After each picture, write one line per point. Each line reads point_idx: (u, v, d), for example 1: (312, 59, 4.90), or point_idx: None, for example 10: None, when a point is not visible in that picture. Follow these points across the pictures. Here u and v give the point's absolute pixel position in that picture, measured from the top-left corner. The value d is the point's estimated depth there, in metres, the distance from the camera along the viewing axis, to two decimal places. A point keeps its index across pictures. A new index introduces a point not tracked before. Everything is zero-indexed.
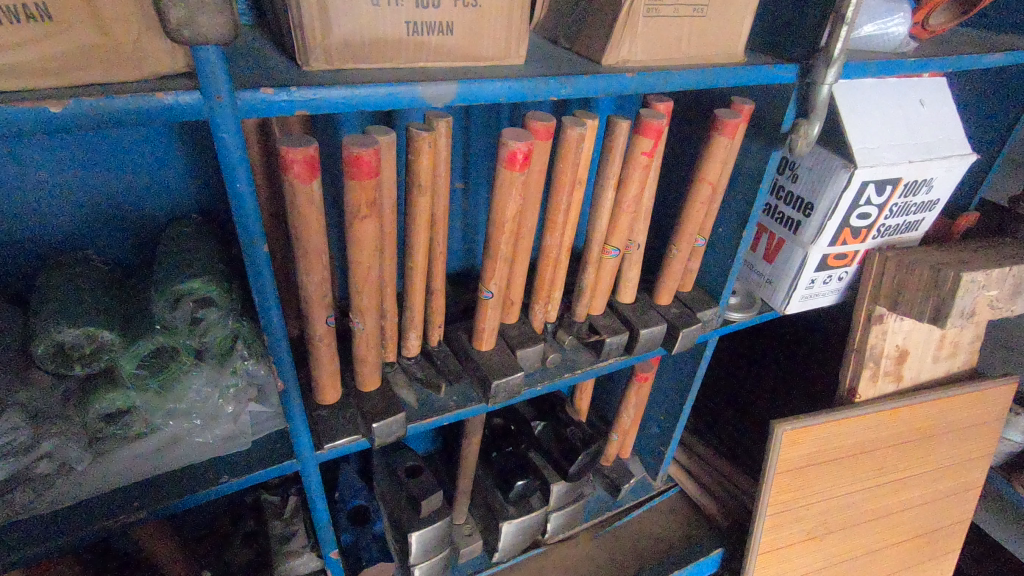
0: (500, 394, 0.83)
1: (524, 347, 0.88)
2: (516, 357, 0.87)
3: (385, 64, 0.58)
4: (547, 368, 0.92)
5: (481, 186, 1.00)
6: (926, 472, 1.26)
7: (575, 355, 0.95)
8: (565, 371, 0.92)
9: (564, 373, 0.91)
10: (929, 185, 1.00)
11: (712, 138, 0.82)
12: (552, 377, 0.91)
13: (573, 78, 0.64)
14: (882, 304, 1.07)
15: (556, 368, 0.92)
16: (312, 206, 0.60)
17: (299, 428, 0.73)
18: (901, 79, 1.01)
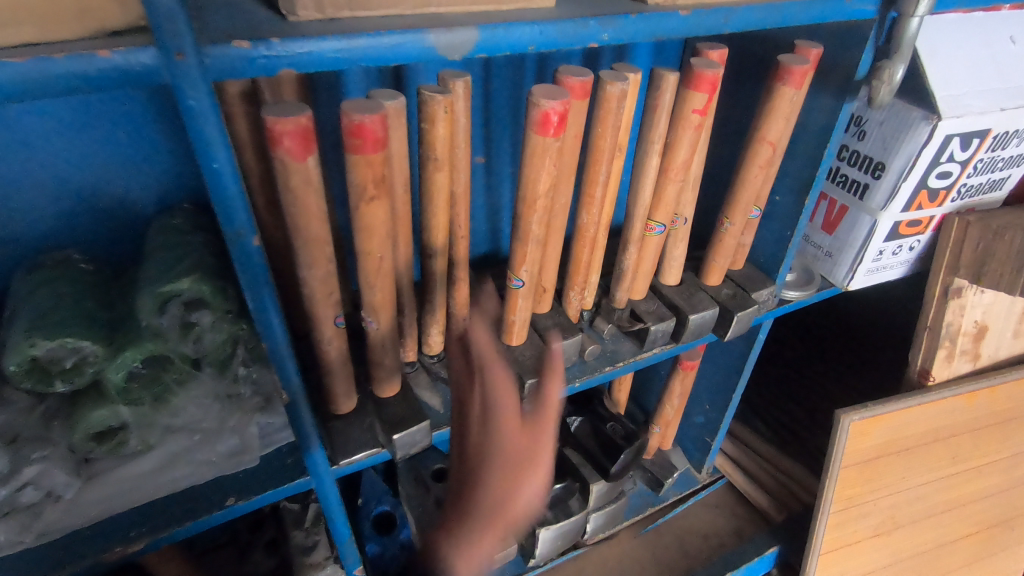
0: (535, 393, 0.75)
1: (561, 339, 0.77)
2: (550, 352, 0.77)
3: (387, 9, 0.47)
4: (584, 363, 0.82)
5: (505, 158, 0.90)
6: (1003, 459, 1.13)
7: (618, 345, 0.86)
8: (605, 366, 0.83)
9: (606, 367, 0.82)
10: (1020, 137, 0.87)
11: (775, 89, 0.70)
12: (593, 372, 0.82)
13: (616, 19, 0.53)
14: (963, 276, 0.94)
15: (596, 363, 0.82)
16: (310, 187, 0.50)
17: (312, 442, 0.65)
18: (988, 13, 0.86)
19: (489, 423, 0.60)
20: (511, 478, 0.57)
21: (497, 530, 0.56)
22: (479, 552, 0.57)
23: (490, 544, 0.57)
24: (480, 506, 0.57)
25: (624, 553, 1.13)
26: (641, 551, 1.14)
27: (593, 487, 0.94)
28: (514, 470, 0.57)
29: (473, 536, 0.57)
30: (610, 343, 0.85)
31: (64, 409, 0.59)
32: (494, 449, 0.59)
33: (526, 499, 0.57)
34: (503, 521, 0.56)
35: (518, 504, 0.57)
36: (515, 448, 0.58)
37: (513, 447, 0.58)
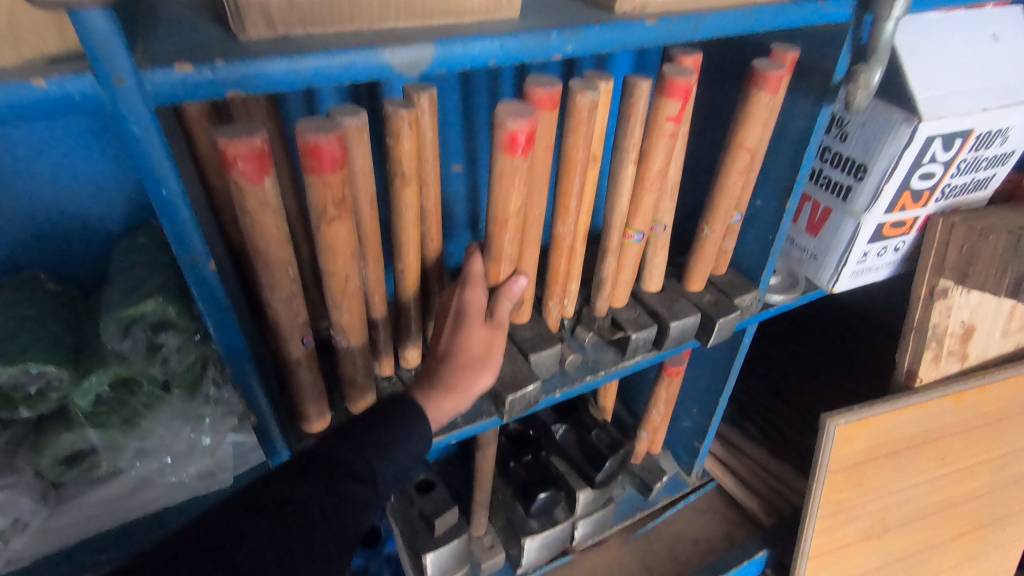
0: (516, 407, 0.73)
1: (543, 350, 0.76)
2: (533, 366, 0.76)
3: (343, 25, 0.46)
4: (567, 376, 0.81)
5: (485, 166, 0.89)
6: (993, 459, 1.13)
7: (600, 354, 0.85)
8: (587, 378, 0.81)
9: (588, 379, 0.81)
10: (1004, 136, 0.85)
11: (751, 96, 0.69)
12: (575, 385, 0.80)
13: (580, 30, 0.52)
14: (948, 277, 0.93)
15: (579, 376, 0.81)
16: (269, 210, 0.49)
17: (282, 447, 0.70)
18: (972, 10, 0.85)
19: (459, 319, 0.66)
20: (468, 367, 0.65)
21: (454, 388, 0.64)
22: (437, 411, 0.64)
23: (445, 410, 0.64)
24: (440, 381, 0.64)
25: (613, 560, 1.12)
26: (630, 558, 1.12)
27: (579, 494, 0.95)
28: (471, 361, 0.65)
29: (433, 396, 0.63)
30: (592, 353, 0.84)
31: (30, 434, 0.58)
32: (458, 344, 0.65)
33: (479, 388, 0.65)
34: (458, 396, 0.65)
35: (472, 387, 0.65)
36: (476, 344, 0.65)
37: (476, 343, 0.65)
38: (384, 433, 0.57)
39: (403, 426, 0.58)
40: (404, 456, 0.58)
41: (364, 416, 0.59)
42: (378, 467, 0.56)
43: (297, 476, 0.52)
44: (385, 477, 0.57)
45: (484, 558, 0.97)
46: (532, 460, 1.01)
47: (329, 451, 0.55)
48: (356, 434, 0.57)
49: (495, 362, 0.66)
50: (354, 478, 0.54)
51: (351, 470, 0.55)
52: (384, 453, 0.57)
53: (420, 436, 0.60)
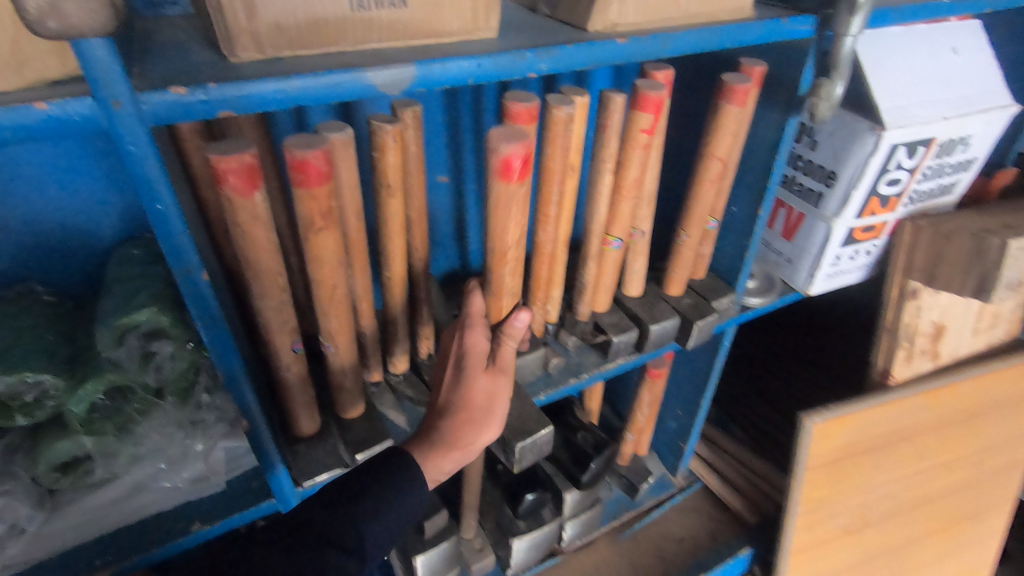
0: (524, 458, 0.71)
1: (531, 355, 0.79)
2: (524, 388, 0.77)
3: (329, 47, 0.49)
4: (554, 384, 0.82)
5: (470, 177, 0.92)
6: (968, 454, 1.16)
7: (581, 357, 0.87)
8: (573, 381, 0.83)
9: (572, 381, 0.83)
10: (965, 143, 0.90)
11: (720, 108, 0.73)
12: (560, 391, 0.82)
13: (554, 49, 0.55)
14: (917, 279, 0.97)
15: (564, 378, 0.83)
16: (259, 221, 0.51)
17: (287, 488, 0.69)
18: (931, 25, 0.90)
19: (461, 365, 0.66)
20: (470, 423, 0.64)
21: (458, 445, 0.65)
22: (436, 469, 0.65)
23: (445, 468, 0.65)
24: (441, 437, 0.64)
25: (601, 560, 1.14)
26: (618, 558, 1.14)
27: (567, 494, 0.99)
28: (473, 416, 0.64)
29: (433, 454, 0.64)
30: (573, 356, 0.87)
31: (26, 441, 0.59)
32: (458, 400, 0.64)
33: (483, 441, 0.65)
34: (463, 452, 0.65)
35: (475, 443, 0.65)
36: (479, 396, 0.65)
37: (478, 394, 0.65)
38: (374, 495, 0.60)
39: (393, 488, 0.61)
40: (395, 518, 0.60)
41: (359, 475, 0.62)
42: (368, 531, 0.59)
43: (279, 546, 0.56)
44: (374, 542, 0.59)
45: (473, 561, 0.98)
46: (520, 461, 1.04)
47: (320, 522, 0.58)
48: (346, 497, 0.60)
49: (498, 415, 0.65)
50: (343, 548, 0.57)
51: (342, 539, 0.57)
52: (373, 517, 0.59)
53: (415, 496, 0.62)
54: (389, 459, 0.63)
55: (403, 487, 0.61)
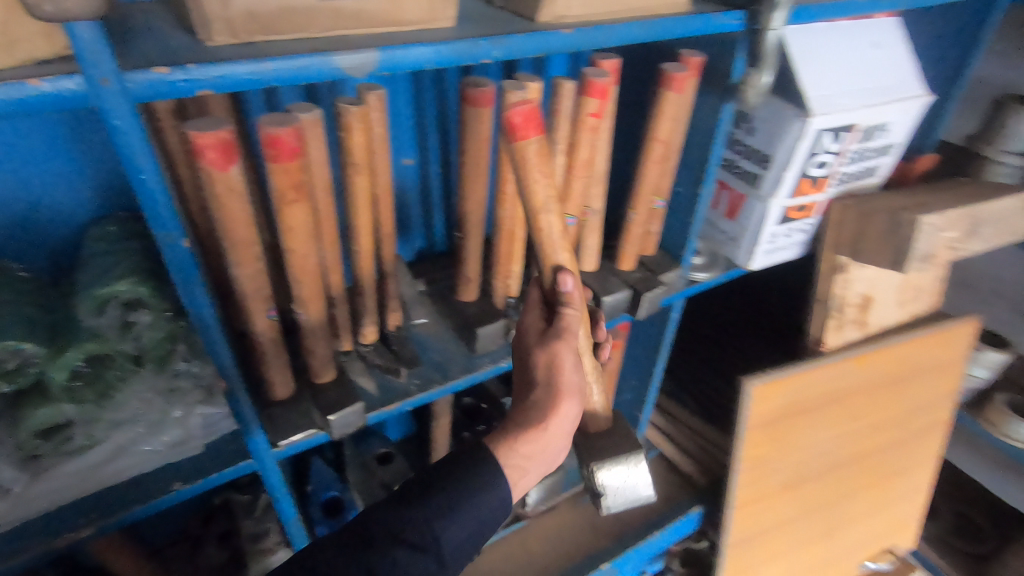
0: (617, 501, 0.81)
1: (607, 351, 0.90)
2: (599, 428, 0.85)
3: (298, 33, 0.54)
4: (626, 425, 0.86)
5: (435, 160, 0.97)
6: (896, 415, 1.27)
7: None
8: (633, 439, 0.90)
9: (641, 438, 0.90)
10: (884, 130, 0.99)
11: (661, 94, 0.80)
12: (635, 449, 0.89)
13: (505, 38, 0.60)
14: (844, 254, 1.06)
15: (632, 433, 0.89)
16: (234, 194, 0.55)
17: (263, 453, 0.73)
18: (855, 20, 0.99)
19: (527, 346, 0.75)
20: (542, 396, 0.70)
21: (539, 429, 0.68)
22: (517, 456, 0.67)
23: (530, 455, 0.67)
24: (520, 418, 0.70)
25: (563, 522, 1.21)
26: (579, 520, 1.22)
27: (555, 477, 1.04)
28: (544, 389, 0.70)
29: (513, 441, 0.67)
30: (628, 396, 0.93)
31: (6, 411, 0.60)
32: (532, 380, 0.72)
33: (561, 414, 0.69)
34: (549, 436, 0.69)
35: (554, 422, 0.69)
36: (541, 366, 0.71)
37: (539, 366, 0.71)
38: (449, 500, 0.62)
39: (470, 486, 0.63)
40: (468, 518, 0.63)
41: (441, 469, 0.65)
42: (443, 531, 0.61)
43: (346, 545, 0.58)
44: (448, 542, 0.61)
45: None
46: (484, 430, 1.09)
47: (390, 521, 0.60)
48: (425, 492, 0.63)
49: (568, 384, 0.69)
50: (415, 549, 0.60)
51: (416, 538, 0.60)
52: (447, 516, 0.62)
53: (491, 493, 0.65)
54: (473, 454, 0.66)
55: (484, 482, 0.64)
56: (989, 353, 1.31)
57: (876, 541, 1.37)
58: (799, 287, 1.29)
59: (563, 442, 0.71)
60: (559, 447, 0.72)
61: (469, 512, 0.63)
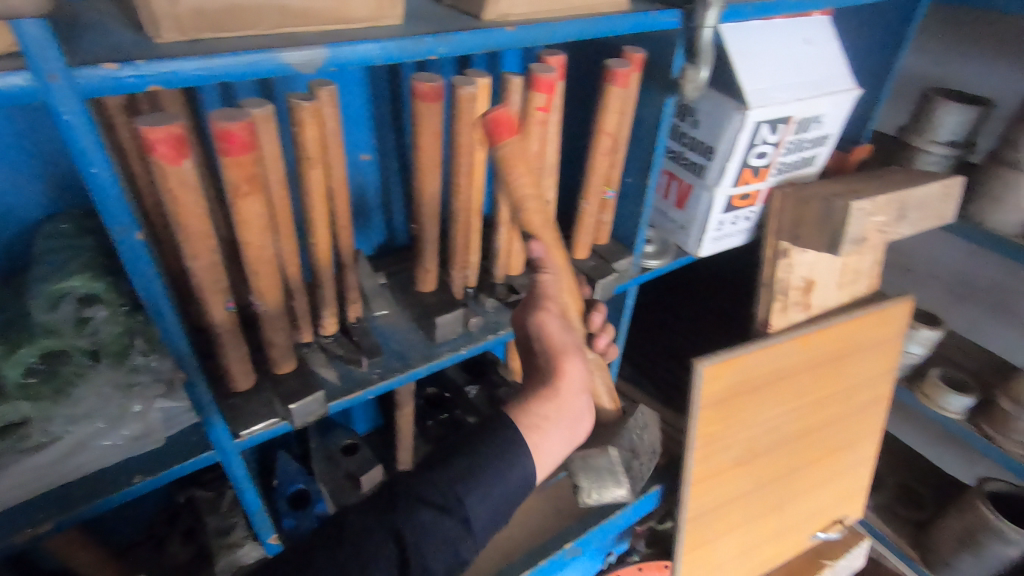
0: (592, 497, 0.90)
1: (603, 339, 0.89)
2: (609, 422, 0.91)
3: (247, 30, 0.56)
4: (636, 442, 0.90)
5: (392, 155, 0.99)
6: (839, 391, 1.35)
7: (657, 434, 0.98)
8: (646, 461, 0.95)
9: (649, 469, 0.94)
10: (819, 121, 1.05)
11: (606, 89, 0.84)
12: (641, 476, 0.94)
13: (450, 35, 0.63)
14: (785, 239, 1.12)
15: (644, 459, 0.93)
16: (187, 187, 0.57)
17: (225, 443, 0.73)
18: (789, 18, 1.05)
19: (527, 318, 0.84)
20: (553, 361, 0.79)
21: (551, 394, 0.76)
22: (535, 416, 0.74)
23: (547, 416, 0.74)
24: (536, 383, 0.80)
25: (528, 507, 1.25)
26: (544, 504, 1.26)
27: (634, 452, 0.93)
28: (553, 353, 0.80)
29: (530, 406, 0.75)
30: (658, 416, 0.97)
31: None
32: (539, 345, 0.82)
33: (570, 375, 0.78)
34: (562, 397, 0.77)
35: (564, 386, 0.77)
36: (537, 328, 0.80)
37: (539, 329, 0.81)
38: (472, 464, 0.67)
39: (492, 452, 0.68)
40: (493, 482, 0.67)
41: (466, 439, 0.69)
42: (467, 495, 0.65)
43: (370, 510, 0.63)
44: (471, 504, 0.65)
45: None
46: (448, 418, 1.12)
47: (413, 485, 0.65)
48: (448, 457, 0.67)
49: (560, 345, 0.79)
50: (438, 510, 0.64)
51: (439, 501, 0.64)
52: (468, 481, 0.66)
53: (516, 461, 0.69)
54: (496, 422, 0.71)
55: (504, 447, 0.69)
56: (924, 330, 1.40)
57: (826, 512, 1.45)
58: (747, 273, 1.35)
59: (582, 405, 0.79)
60: (578, 413, 0.78)
61: (493, 476, 0.67)
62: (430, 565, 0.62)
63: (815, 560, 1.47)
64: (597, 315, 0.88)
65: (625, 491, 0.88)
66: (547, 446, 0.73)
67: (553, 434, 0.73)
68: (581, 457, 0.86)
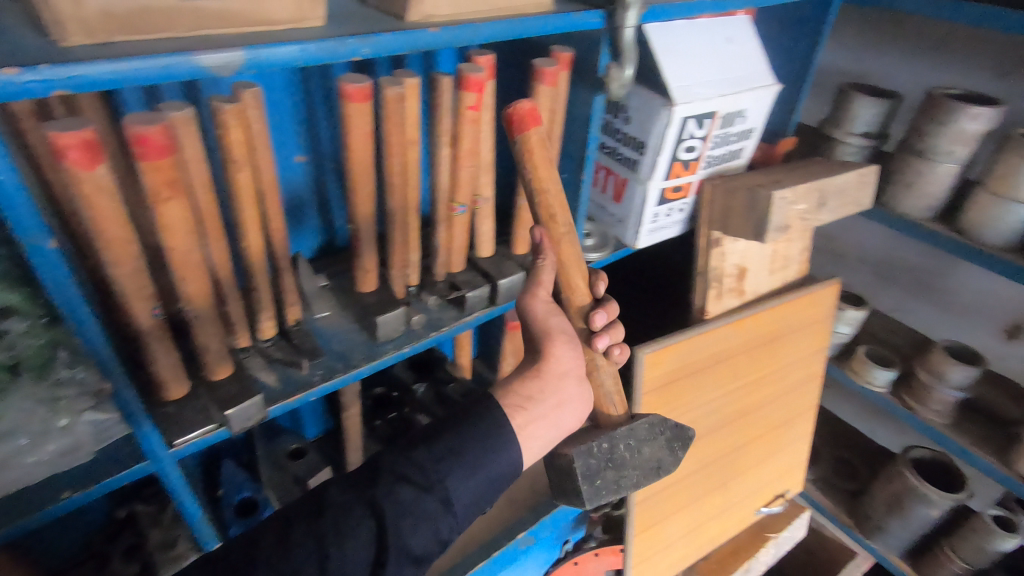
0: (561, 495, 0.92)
1: (600, 340, 0.88)
2: (605, 426, 0.93)
3: (161, 32, 0.55)
4: (618, 450, 0.89)
5: (327, 156, 0.99)
6: (774, 372, 1.42)
7: (659, 455, 0.94)
8: (632, 480, 0.91)
9: (631, 484, 0.90)
10: (742, 116, 1.11)
11: (535, 87, 0.86)
12: (622, 490, 0.90)
13: (372, 37, 0.64)
14: (717, 229, 1.18)
15: (629, 473, 0.90)
16: (102, 192, 0.56)
17: (160, 454, 0.71)
18: (711, 18, 1.10)
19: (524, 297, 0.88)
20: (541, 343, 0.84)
21: (536, 372, 0.82)
22: (520, 390, 0.80)
23: (530, 396, 0.79)
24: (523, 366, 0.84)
25: None
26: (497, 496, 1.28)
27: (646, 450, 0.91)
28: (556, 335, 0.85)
29: (515, 386, 0.81)
30: (665, 435, 0.94)
31: None
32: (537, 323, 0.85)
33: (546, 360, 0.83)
34: (546, 377, 0.82)
35: (547, 367, 0.82)
36: (538, 310, 0.85)
37: (539, 311, 0.85)
38: (454, 443, 0.71)
39: (477, 433, 0.72)
40: (474, 459, 0.71)
41: (450, 420, 0.73)
42: (449, 476, 0.69)
43: (353, 485, 0.67)
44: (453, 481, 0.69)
45: None
46: (397, 416, 1.14)
47: (396, 464, 0.68)
48: (434, 437, 0.71)
49: (555, 327, 0.85)
50: (418, 488, 0.67)
51: (422, 481, 0.68)
52: (451, 459, 0.70)
53: (505, 445, 0.73)
54: (483, 407, 0.75)
55: (492, 430, 0.73)
56: (850, 311, 1.49)
57: (767, 488, 1.52)
58: (684, 263, 1.41)
59: (566, 384, 0.83)
60: (567, 393, 0.83)
61: (475, 459, 0.71)
62: (410, 542, 0.65)
63: (760, 534, 1.55)
64: (597, 316, 0.88)
65: (585, 496, 0.86)
66: (534, 428, 0.77)
67: (537, 413, 0.78)
68: (557, 453, 0.87)
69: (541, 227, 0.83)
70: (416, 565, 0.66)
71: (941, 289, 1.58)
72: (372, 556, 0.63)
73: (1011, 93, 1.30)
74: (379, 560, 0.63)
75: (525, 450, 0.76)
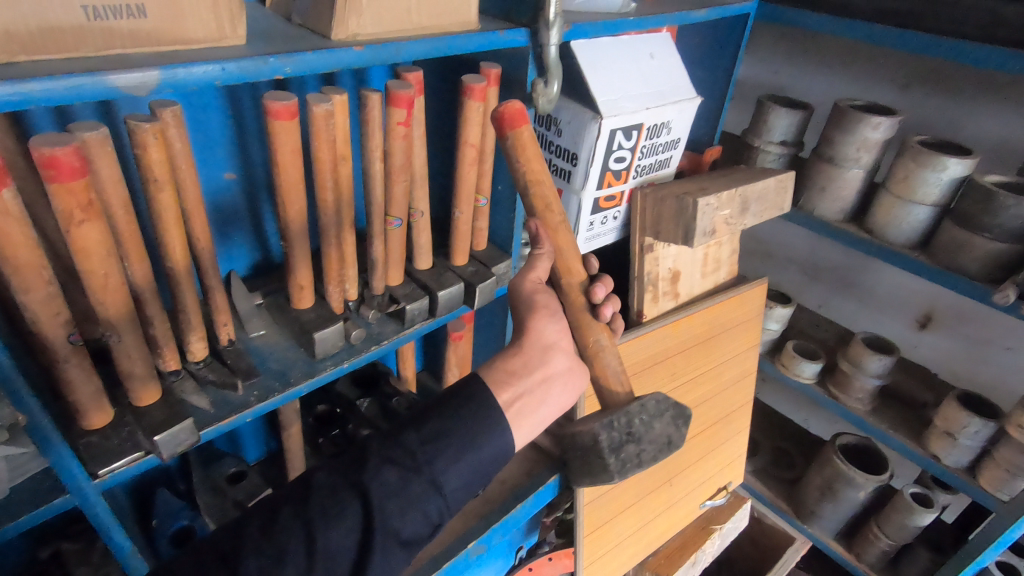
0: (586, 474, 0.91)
1: (605, 310, 0.89)
2: (615, 407, 0.90)
3: (69, 52, 0.54)
4: (636, 426, 0.86)
5: (258, 172, 0.97)
6: (711, 369, 1.48)
7: (672, 432, 0.90)
8: (654, 455, 0.88)
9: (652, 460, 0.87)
10: (668, 127, 1.17)
11: (465, 103, 0.88)
12: (644, 465, 0.88)
13: (295, 56, 0.64)
14: (650, 235, 1.23)
15: (648, 449, 0.87)
16: (9, 216, 0.54)
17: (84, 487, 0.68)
18: (634, 35, 1.15)
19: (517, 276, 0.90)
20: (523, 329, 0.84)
21: (518, 349, 0.81)
22: (506, 364, 0.79)
23: (514, 369, 0.79)
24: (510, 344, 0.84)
25: None
26: None
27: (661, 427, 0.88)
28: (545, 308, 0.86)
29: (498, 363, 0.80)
30: (673, 413, 0.89)
31: None
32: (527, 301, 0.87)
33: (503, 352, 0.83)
34: (528, 351, 0.81)
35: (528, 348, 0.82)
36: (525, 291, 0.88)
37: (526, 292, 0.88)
38: (440, 423, 0.69)
39: (465, 414, 0.70)
40: (459, 441, 0.68)
41: (430, 408, 0.71)
42: (438, 460, 0.67)
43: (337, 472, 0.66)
44: (441, 464, 0.67)
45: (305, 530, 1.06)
46: (341, 433, 1.11)
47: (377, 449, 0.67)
48: (411, 423, 0.69)
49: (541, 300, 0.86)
50: (401, 468, 0.65)
51: (413, 463, 0.66)
52: (434, 444, 0.67)
53: (495, 432, 0.70)
54: (465, 393, 0.72)
55: (481, 409, 0.71)
56: (778, 309, 1.58)
57: (710, 482, 1.58)
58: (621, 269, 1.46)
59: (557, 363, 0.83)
60: (554, 367, 0.82)
61: (463, 443, 0.68)
62: (397, 524, 0.64)
63: (705, 526, 1.61)
64: (597, 288, 0.89)
65: (612, 470, 0.86)
66: (522, 404, 0.76)
67: (523, 388, 0.77)
68: (579, 431, 0.87)
69: (537, 216, 0.85)
70: (406, 547, 0.65)
71: (860, 285, 1.70)
72: (358, 540, 0.62)
73: (909, 103, 1.42)
74: (365, 544, 0.62)
75: (515, 429, 0.75)
